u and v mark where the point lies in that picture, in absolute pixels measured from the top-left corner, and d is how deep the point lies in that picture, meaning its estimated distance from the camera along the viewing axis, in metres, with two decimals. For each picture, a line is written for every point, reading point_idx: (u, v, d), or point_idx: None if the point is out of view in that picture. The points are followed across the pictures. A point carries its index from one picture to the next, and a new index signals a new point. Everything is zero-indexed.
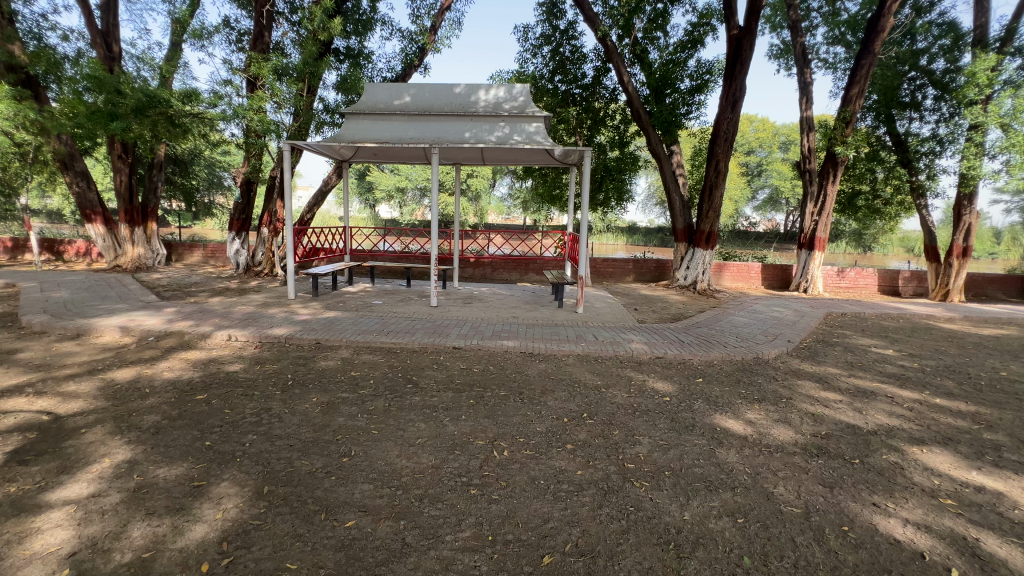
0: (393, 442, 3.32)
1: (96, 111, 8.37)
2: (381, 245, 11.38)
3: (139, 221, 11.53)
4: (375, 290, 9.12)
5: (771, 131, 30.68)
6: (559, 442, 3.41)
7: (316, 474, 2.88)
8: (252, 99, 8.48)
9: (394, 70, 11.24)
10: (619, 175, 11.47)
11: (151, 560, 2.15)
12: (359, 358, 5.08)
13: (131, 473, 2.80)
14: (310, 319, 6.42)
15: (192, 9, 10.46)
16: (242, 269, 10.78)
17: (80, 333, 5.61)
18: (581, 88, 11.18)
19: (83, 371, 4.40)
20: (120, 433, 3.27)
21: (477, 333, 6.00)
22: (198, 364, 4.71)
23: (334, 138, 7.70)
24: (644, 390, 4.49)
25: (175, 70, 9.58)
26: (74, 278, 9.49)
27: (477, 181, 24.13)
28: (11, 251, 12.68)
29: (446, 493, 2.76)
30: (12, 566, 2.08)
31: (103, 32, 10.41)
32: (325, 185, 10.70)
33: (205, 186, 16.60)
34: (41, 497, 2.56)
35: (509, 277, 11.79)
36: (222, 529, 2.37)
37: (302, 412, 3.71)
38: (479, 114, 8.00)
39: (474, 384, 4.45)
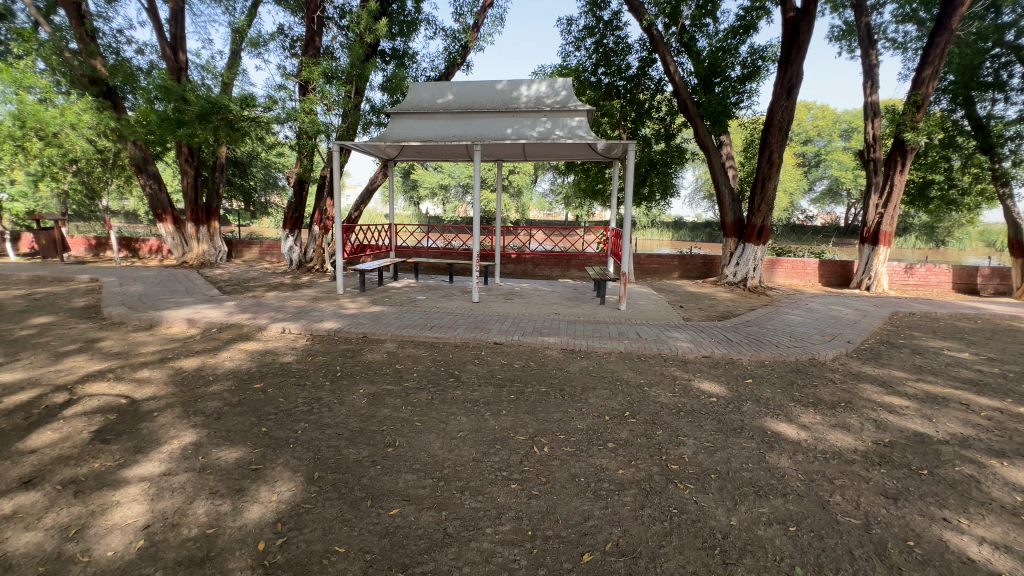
0: (436, 434, 3.39)
1: (165, 119, 9.02)
2: (424, 242, 11.69)
3: (203, 220, 12.32)
4: (419, 286, 9.33)
5: (831, 118, 28.87)
6: (600, 440, 3.37)
7: (363, 462, 2.99)
8: (304, 102, 8.86)
9: (437, 70, 11.44)
10: (665, 169, 11.13)
11: (214, 536, 2.30)
12: (404, 351, 5.22)
13: (196, 455, 3.01)
14: (357, 314, 6.66)
15: (249, 19, 11.04)
16: (295, 265, 11.28)
17: (153, 324, 6.10)
18: (625, 80, 10.93)
19: (155, 360, 4.77)
20: (187, 417, 3.53)
21: (518, 329, 6.03)
22: (255, 355, 5.00)
23: (379, 138, 7.92)
24: (689, 390, 4.36)
25: (235, 77, 10.13)
26: (147, 274, 10.29)
27: (519, 177, 24.16)
28: (95, 250, 13.93)
29: (486, 486, 2.79)
30: (97, 534, 2.29)
31: (171, 44, 11.17)
32: (372, 183, 11.04)
33: (263, 187, 17.87)
34: (120, 473, 2.80)
35: (550, 273, 11.64)
36: (277, 510, 2.50)
37: (350, 403, 3.85)
38: (521, 109, 7.99)
39: (515, 379, 4.48)
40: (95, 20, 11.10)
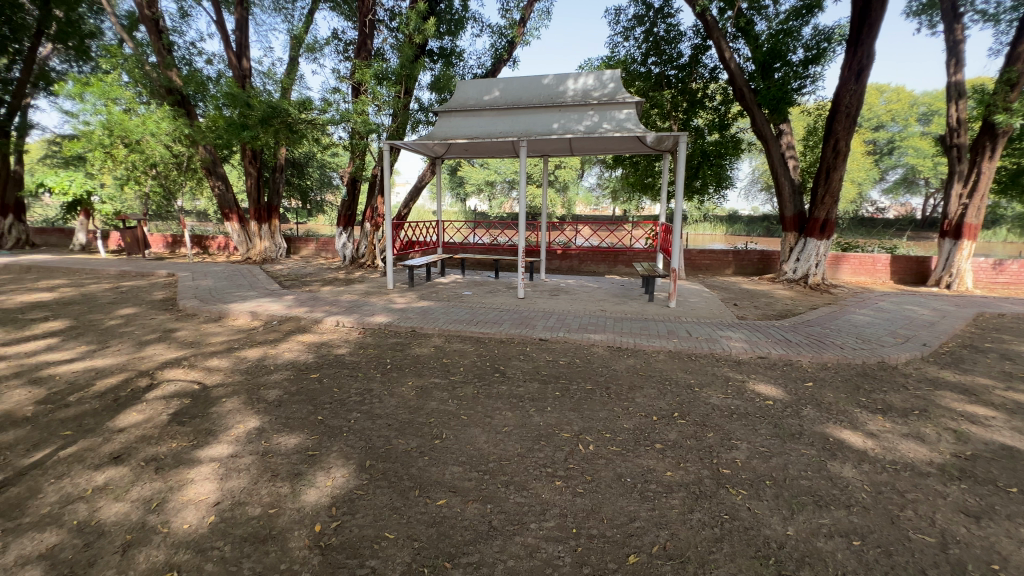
0: (481, 428, 3.43)
1: (232, 124, 9.81)
2: (471, 238, 11.86)
3: (265, 218, 13.08)
4: (466, 282, 9.46)
5: (907, 100, 26.66)
6: (647, 441, 3.29)
7: (411, 453, 3.09)
8: (356, 104, 9.19)
9: (484, 67, 11.52)
10: (718, 160, 10.65)
11: (275, 515, 2.46)
12: (451, 346, 5.33)
13: (259, 439, 3.22)
14: (406, 308, 6.85)
15: (306, 25, 11.55)
16: (348, 261, 11.75)
17: (221, 316, 6.57)
18: (677, 69, 10.56)
19: (223, 349, 5.14)
20: (251, 403, 3.77)
21: (564, 325, 5.99)
22: (312, 347, 5.26)
23: (428, 136, 8.08)
24: (743, 391, 4.17)
25: (293, 82, 10.64)
26: (217, 269, 11.09)
27: (565, 172, 23.93)
28: (172, 247, 15.13)
29: (531, 481, 2.81)
30: (174, 508, 2.50)
31: (237, 53, 11.89)
32: (420, 181, 11.29)
33: (319, 186, 18.67)
34: (194, 453, 3.04)
35: (597, 269, 11.68)
36: (331, 495, 2.63)
37: (399, 395, 3.99)
38: (568, 103, 7.88)
39: (560, 376, 4.45)
40: (171, 34, 12.04)
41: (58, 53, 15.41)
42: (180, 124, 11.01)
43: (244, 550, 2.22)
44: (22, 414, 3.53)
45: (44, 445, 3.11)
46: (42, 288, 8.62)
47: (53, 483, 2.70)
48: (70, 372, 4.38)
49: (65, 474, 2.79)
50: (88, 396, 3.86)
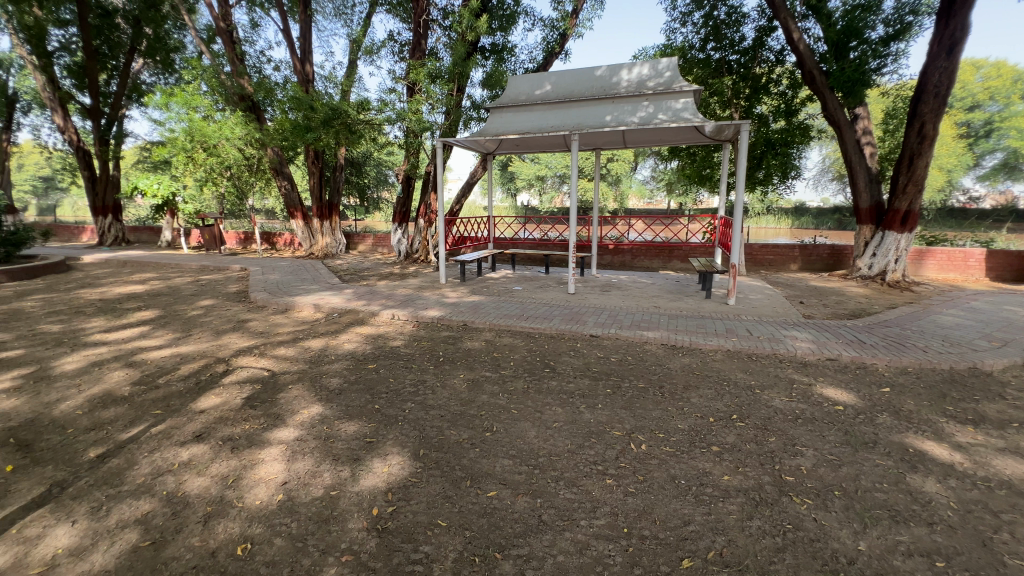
0: (531, 423, 3.45)
1: (297, 126, 10.33)
2: (522, 233, 11.90)
3: (327, 216, 13.76)
4: (516, 277, 9.52)
5: (1010, 76, 23.67)
6: (703, 443, 3.18)
7: (463, 444, 3.16)
8: (411, 103, 9.44)
9: (535, 61, 11.47)
10: (785, 149, 10.01)
11: (336, 497, 2.60)
12: (501, 340, 5.39)
13: (322, 424, 3.41)
14: (458, 302, 7.00)
15: (364, 29, 11.99)
16: (403, 256, 12.14)
17: (288, 308, 7.00)
18: (739, 54, 10.02)
19: (289, 339, 5.48)
20: (314, 391, 4.01)
21: (616, 322, 5.89)
22: (369, 338, 5.49)
23: (480, 133, 8.18)
24: (809, 395, 3.92)
25: (352, 84, 11.08)
26: (283, 264, 11.81)
27: (618, 165, 23.39)
28: (244, 243, 16.31)
29: (582, 478, 2.79)
30: (248, 484, 2.71)
31: (301, 58, 12.54)
32: (472, 177, 11.45)
33: (375, 184, 19.48)
34: (265, 435, 3.28)
35: (651, 265, 11.36)
36: (388, 481, 2.75)
37: (452, 386, 4.08)
38: (622, 94, 7.69)
39: (612, 373, 4.39)
40: (243, 44, 12.91)
41: (148, 67, 16.91)
42: (251, 129, 11.79)
43: (308, 528, 2.36)
44: (120, 394, 3.94)
45: (138, 421, 3.46)
46: (135, 281, 9.56)
47: (147, 456, 3.00)
48: (160, 357, 4.84)
49: (156, 448, 3.09)
50: (174, 379, 4.25)
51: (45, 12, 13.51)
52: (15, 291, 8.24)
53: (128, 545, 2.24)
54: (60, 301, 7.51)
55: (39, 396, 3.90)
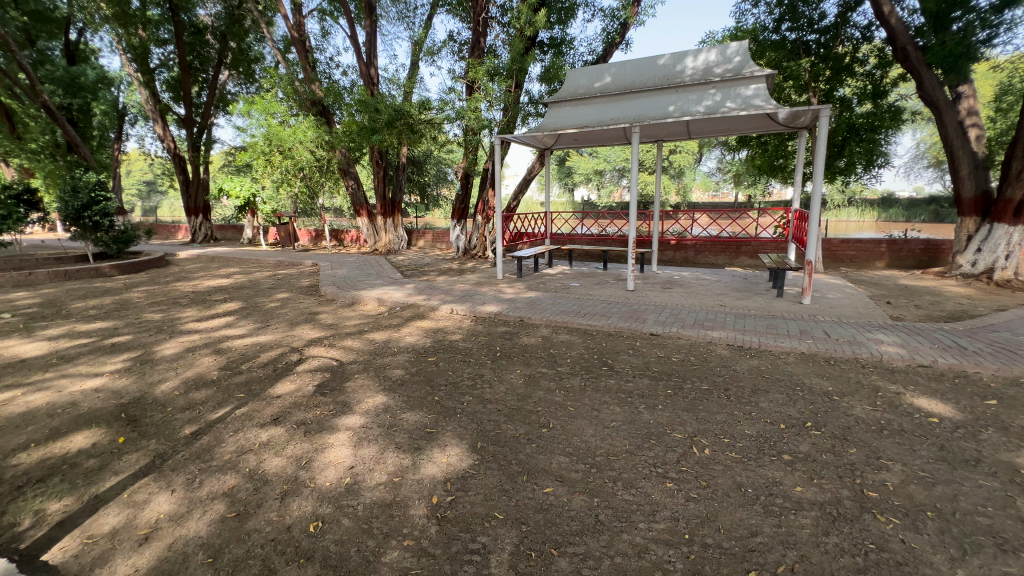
0: (588, 421, 3.41)
1: (363, 128, 10.81)
2: (579, 229, 11.76)
3: (389, 213, 14.33)
4: (573, 273, 9.42)
5: None
6: (772, 450, 2.99)
7: (520, 438, 3.18)
8: (470, 101, 9.59)
9: (595, 52, 11.25)
10: (871, 135, 9.14)
11: (398, 484, 2.71)
12: (558, 337, 5.36)
13: (386, 413, 3.57)
14: (515, 298, 7.04)
15: (426, 30, 12.31)
16: (461, 252, 12.40)
17: (354, 302, 7.38)
18: (818, 33, 9.26)
19: (355, 331, 5.78)
20: (379, 381, 4.20)
21: (677, 320, 5.68)
22: (429, 332, 5.67)
23: (538, 128, 8.17)
24: (897, 405, 3.58)
25: (413, 85, 11.42)
26: (349, 259, 12.45)
27: (681, 157, 22.45)
28: (316, 240, 17.34)
29: (640, 480, 2.72)
30: (320, 466, 2.90)
31: (367, 63, 13.08)
32: (529, 173, 11.43)
33: (435, 181, 20.08)
34: (334, 421, 3.48)
35: (716, 262, 10.82)
36: (447, 472, 2.82)
37: (509, 381, 4.13)
38: (686, 83, 7.36)
39: (673, 374, 4.24)
40: (315, 52, 13.68)
41: (233, 78, 18.32)
42: (321, 132, 12.49)
43: (373, 511, 2.48)
44: (209, 377, 4.33)
45: (225, 403, 3.79)
46: (222, 275, 10.46)
47: (232, 435, 3.28)
48: (242, 345, 5.27)
49: (240, 429, 3.38)
50: (255, 365, 4.62)
51: (148, 33, 15.09)
52: (124, 283, 9.30)
53: (217, 515, 2.47)
54: (160, 292, 8.38)
55: (144, 376, 4.38)
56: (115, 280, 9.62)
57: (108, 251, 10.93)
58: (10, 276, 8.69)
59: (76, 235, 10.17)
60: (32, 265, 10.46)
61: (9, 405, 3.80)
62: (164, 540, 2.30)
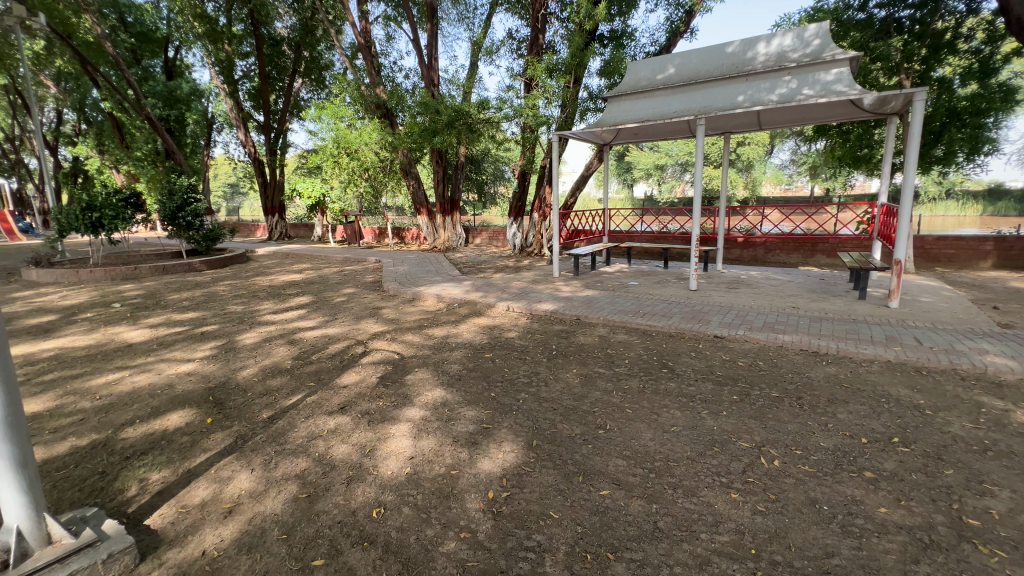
0: (647, 424, 3.31)
1: (425, 128, 11.13)
2: (638, 226, 11.47)
3: (448, 211, 14.68)
4: (633, 271, 9.18)
5: None
6: (851, 466, 2.76)
7: (575, 439, 3.15)
8: (528, 99, 9.59)
9: (657, 43, 10.87)
10: (976, 119, 8.15)
11: (456, 476, 2.78)
12: (615, 336, 5.25)
13: (445, 407, 3.66)
14: (571, 296, 6.97)
15: (485, 30, 12.46)
16: (517, 250, 12.45)
17: (415, 298, 7.63)
18: (912, 9, 8.39)
19: (415, 326, 5.98)
20: (438, 375, 4.33)
21: (744, 322, 5.38)
22: (486, 329, 5.75)
23: (597, 124, 8.03)
24: (1006, 424, 3.17)
25: (472, 84, 11.60)
26: (410, 256, 12.89)
27: (750, 149, 21.19)
28: (379, 238, 18.11)
29: (702, 489, 2.61)
30: (382, 455, 3.03)
31: (428, 65, 13.44)
32: (587, 170, 11.26)
33: (492, 180, 20.35)
34: (395, 412, 3.62)
35: (789, 260, 10.09)
36: (503, 467, 2.85)
37: (564, 380, 4.10)
38: (757, 71, 6.94)
39: (739, 379, 4.02)
40: (380, 57, 14.27)
41: (306, 85, 19.20)
42: (385, 134, 13.02)
43: (432, 501, 2.56)
44: (284, 366, 4.66)
45: (297, 391, 4.06)
46: (295, 271, 11.20)
47: (304, 421, 3.51)
48: (313, 337, 5.61)
49: (311, 415, 3.60)
50: (324, 356, 4.91)
51: (233, 47, 16.39)
52: (211, 277, 10.19)
53: (290, 495, 2.65)
54: (242, 286, 9.11)
55: (228, 363, 4.79)
56: (204, 275, 10.56)
57: (199, 247, 12.05)
58: (120, 270, 9.80)
59: (172, 233, 11.30)
60: (138, 260, 11.75)
61: (119, 384, 4.29)
62: (245, 514, 2.50)
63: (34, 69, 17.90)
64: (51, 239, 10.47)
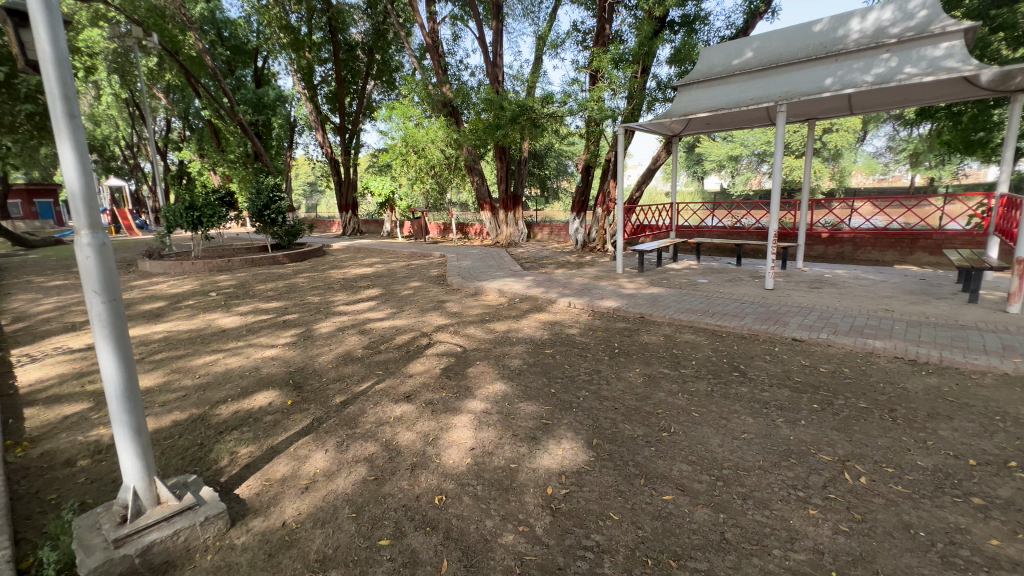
0: (715, 429, 3.15)
1: (489, 125, 11.26)
2: (709, 221, 10.92)
3: (511, 207, 14.81)
4: (701, 269, 8.76)
5: None
6: (955, 490, 2.46)
7: (638, 440, 3.07)
8: (593, 91, 9.39)
9: (734, 26, 10.22)
10: None
11: (515, 470, 2.80)
12: (682, 336, 5.04)
13: (505, 401, 3.71)
14: (635, 294, 6.77)
15: (550, 23, 12.32)
16: (580, 245, 12.32)
17: (477, 292, 7.77)
18: None
19: (477, 320, 6.09)
20: (499, 369, 4.39)
21: (828, 325, 4.95)
22: (546, 325, 5.74)
23: (665, 114, 7.72)
24: None
25: (537, 78, 11.55)
26: (473, 251, 13.14)
27: (839, 137, 19.37)
28: (444, 233, 18.67)
29: (777, 502, 2.44)
30: (445, 444, 3.13)
31: (493, 62, 13.56)
32: (655, 163, 10.86)
33: (555, 174, 20.19)
34: (457, 403, 3.71)
35: (881, 258, 9.12)
36: (562, 464, 2.84)
37: (627, 379, 4.00)
38: (850, 50, 6.33)
39: (820, 386, 3.71)
40: (447, 56, 14.58)
41: (378, 87, 20.03)
42: (450, 131, 13.34)
43: (491, 492, 2.61)
44: (356, 354, 4.94)
45: (367, 378, 4.30)
46: (366, 265, 11.81)
47: (373, 407, 3.70)
48: (382, 327, 5.89)
49: (379, 402, 3.78)
50: (391, 346, 5.14)
51: (312, 55, 17.52)
52: (293, 270, 11.01)
53: (359, 476, 2.81)
54: (319, 278, 9.75)
55: (306, 350, 5.15)
56: (286, 267, 11.43)
57: (282, 242, 13.05)
58: (216, 263, 10.85)
59: (260, 229, 12.33)
60: (231, 254, 12.96)
61: (215, 365, 4.76)
62: (320, 491, 2.69)
63: (148, 83, 20.19)
64: (161, 234, 11.80)
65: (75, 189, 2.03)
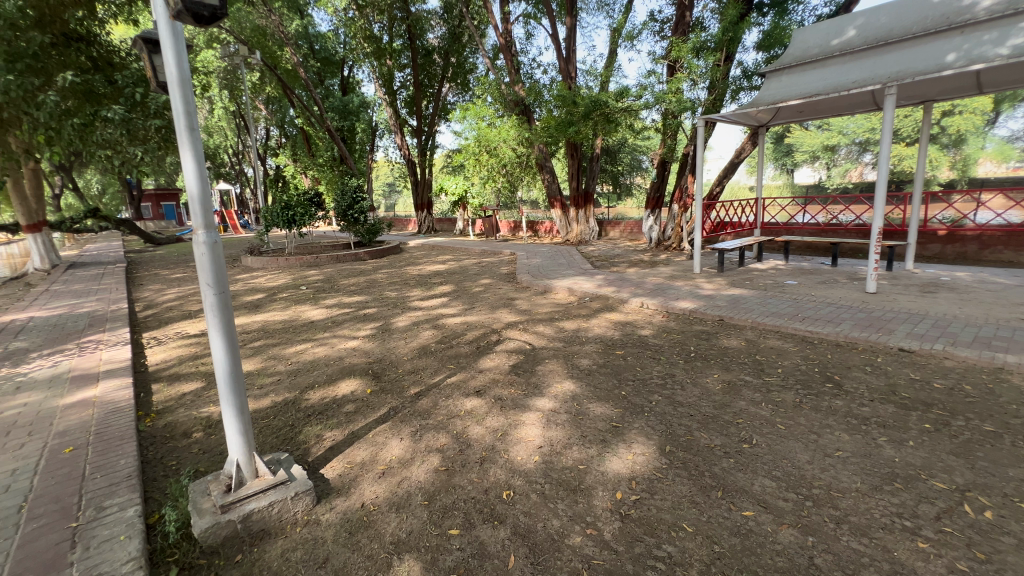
0: (804, 444, 2.90)
1: (561, 121, 11.19)
2: (800, 217, 10.03)
3: (582, 205, 14.60)
4: (789, 269, 8.08)
5: None
6: None
7: (715, 450, 2.89)
8: (671, 83, 8.98)
9: (833, 2, 9.30)
10: None
11: (584, 472, 2.77)
12: (767, 342, 4.69)
13: (574, 401, 3.66)
14: (714, 295, 6.39)
15: (626, 15, 11.96)
16: (654, 243, 11.90)
17: (547, 290, 7.75)
18: None
19: (546, 318, 6.09)
20: (568, 368, 4.34)
21: (945, 335, 4.35)
22: (617, 325, 5.59)
23: (751, 103, 7.21)
24: None
25: (611, 72, 11.29)
26: (542, 249, 13.13)
27: (962, 119, 16.94)
28: (514, 230, 18.87)
29: (877, 530, 2.19)
30: (513, 441, 3.15)
31: (567, 58, 13.43)
32: (738, 156, 10.19)
33: (629, 170, 19.56)
34: (526, 401, 3.73)
35: (1017, 259, 7.88)
36: (632, 469, 2.76)
37: (704, 385, 3.80)
38: (977, 20, 5.54)
39: (934, 404, 3.28)
40: (520, 55, 14.67)
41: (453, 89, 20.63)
42: (522, 129, 13.42)
43: (559, 492, 2.60)
44: (430, 348, 5.14)
45: (440, 371, 4.45)
46: (439, 262, 12.22)
47: (445, 400, 3.83)
48: (454, 323, 6.08)
49: (450, 396, 3.90)
50: (462, 342, 5.28)
51: (393, 61, 18.43)
52: (372, 266, 11.65)
53: (431, 466, 2.92)
54: (396, 275, 10.24)
55: (384, 342, 5.44)
56: (367, 264, 12.14)
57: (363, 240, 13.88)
58: (306, 258, 11.78)
59: (344, 227, 13.22)
60: (320, 250, 14.03)
61: (304, 353, 5.18)
62: (396, 476, 2.83)
63: (251, 95, 22.34)
64: (261, 232, 13.05)
65: (194, 193, 2.30)
